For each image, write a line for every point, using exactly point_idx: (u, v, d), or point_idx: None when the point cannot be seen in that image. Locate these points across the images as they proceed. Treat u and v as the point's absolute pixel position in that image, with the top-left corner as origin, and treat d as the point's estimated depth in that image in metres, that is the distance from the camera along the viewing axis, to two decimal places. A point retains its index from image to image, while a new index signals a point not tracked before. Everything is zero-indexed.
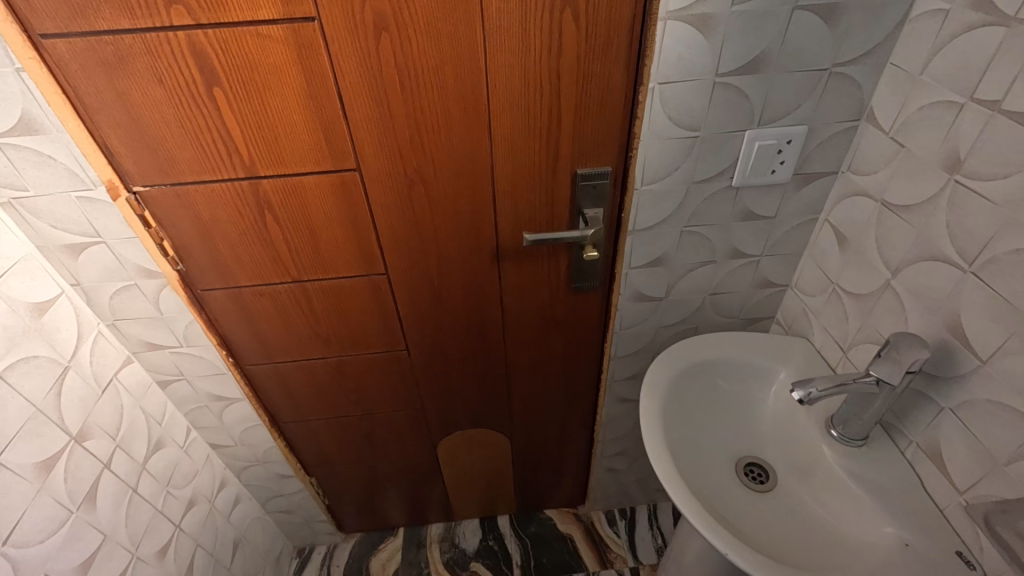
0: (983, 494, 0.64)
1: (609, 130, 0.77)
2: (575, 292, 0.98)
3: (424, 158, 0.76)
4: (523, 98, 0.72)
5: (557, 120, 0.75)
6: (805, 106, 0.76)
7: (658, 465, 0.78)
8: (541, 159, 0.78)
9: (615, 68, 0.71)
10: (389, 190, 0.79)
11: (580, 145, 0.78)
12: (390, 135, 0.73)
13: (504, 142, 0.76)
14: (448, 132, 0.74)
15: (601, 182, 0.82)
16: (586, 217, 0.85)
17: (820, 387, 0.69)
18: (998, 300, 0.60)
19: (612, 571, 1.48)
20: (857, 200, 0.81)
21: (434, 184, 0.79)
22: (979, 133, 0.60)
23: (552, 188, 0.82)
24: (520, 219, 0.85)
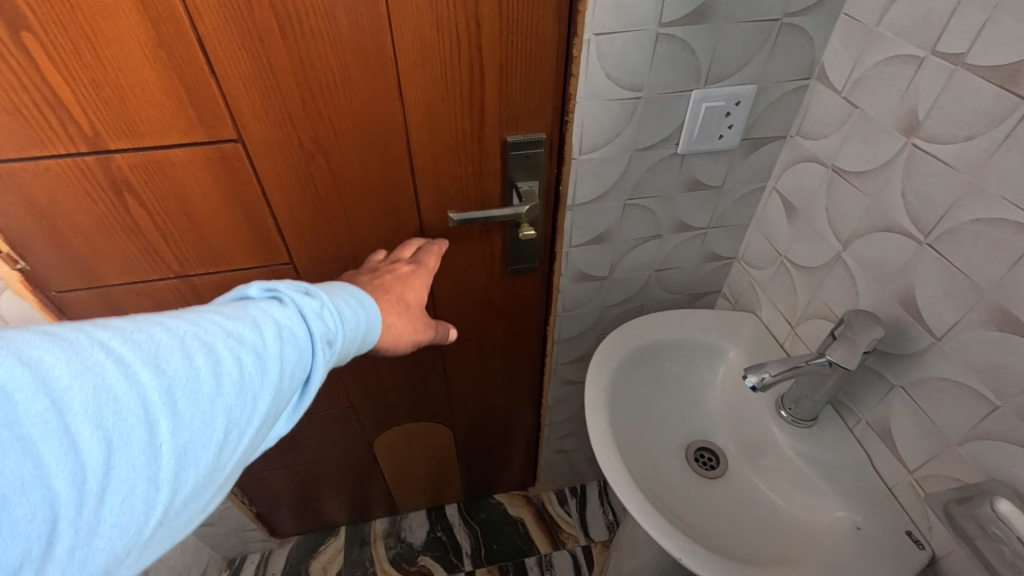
0: (933, 473, 0.62)
1: (542, 91, 0.67)
2: (512, 274, 0.89)
3: (324, 125, 0.63)
4: (437, 50, 0.60)
5: (479, 78, 0.63)
6: (754, 63, 0.69)
7: (605, 462, 0.72)
8: (464, 125, 0.67)
9: (545, 16, 0.60)
10: (283, 165, 0.66)
11: (509, 109, 0.67)
12: (276, 97, 0.60)
13: (418, 105, 0.64)
14: (350, 94, 0.61)
15: (535, 151, 0.72)
16: (519, 191, 0.75)
17: (773, 371, 0.65)
18: (955, 273, 0.56)
19: (564, 551, 1.46)
20: (807, 166, 0.75)
21: (338, 155, 0.66)
22: (940, 91, 0.55)
23: (479, 159, 0.71)
24: (445, 195, 0.74)
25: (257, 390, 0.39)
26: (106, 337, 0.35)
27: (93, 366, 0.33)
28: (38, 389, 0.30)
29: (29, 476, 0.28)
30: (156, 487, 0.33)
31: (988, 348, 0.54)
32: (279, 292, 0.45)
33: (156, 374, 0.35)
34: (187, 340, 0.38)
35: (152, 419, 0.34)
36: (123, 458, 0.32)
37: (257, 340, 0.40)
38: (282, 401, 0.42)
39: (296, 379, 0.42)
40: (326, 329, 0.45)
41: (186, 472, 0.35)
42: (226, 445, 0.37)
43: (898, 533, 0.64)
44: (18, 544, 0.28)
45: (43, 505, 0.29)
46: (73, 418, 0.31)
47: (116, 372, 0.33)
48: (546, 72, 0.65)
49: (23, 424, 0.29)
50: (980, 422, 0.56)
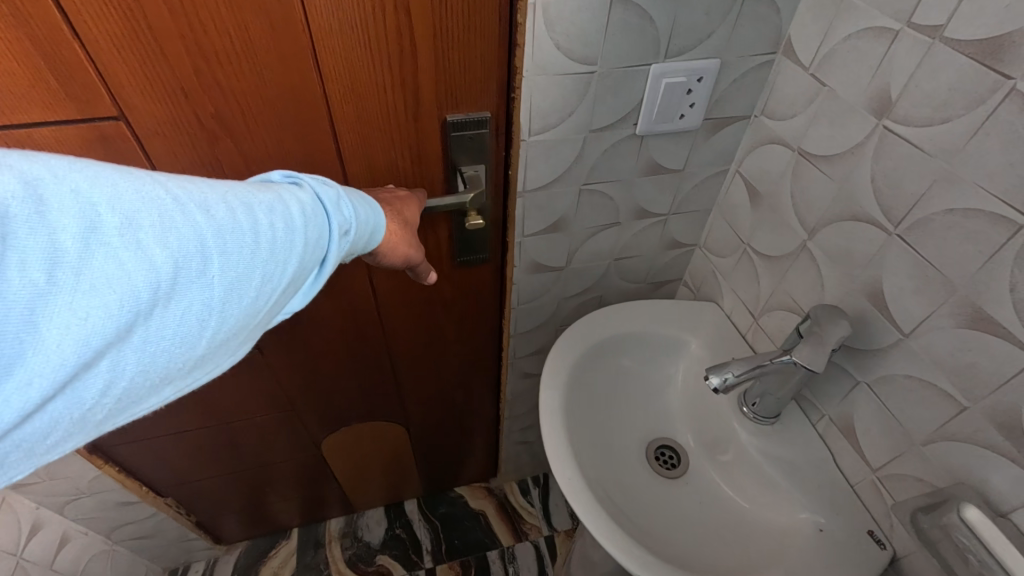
0: (897, 473, 0.60)
1: (485, 62, 0.59)
2: (461, 266, 0.82)
3: (226, 100, 0.54)
4: (357, 11, 0.51)
5: (410, 46, 0.55)
6: (717, 35, 0.62)
7: (560, 470, 0.67)
8: (396, 100, 0.59)
9: None
10: (182, 147, 0.56)
11: (447, 83, 0.59)
12: (160, 65, 0.50)
13: (338, 76, 0.55)
14: (254, 62, 0.52)
15: (479, 132, 0.64)
16: (463, 176, 0.67)
17: (737, 371, 0.61)
18: (926, 267, 0.53)
19: (527, 543, 1.43)
20: (772, 149, 0.70)
21: (248, 135, 0.57)
22: (915, 68, 0.50)
23: (417, 140, 0.63)
24: (379, 181, 0.66)
25: (289, 255, 0.38)
26: (161, 177, 0.34)
27: (154, 197, 0.32)
28: (110, 200, 0.30)
29: (113, 274, 0.29)
30: (209, 312, 0.34)
31: (958, 346, 0.51)
32: (301, 179, 0.44)
33: (209, 217, 0.34)
34: (231, 196, 0.37)
35: (206, 256, 0.33)
36: (184, 280, 0.32)
37: (288, 211, 0.39)
38: (305, 274, 0.41)
39: (318, 257, 0.42)
40: (342, 217, 0.44)
41: (231, 309, 0.35)
42: (261, 296, 0.37)
43: (860, 534, 0.62)
44: (105, 329, 0.29)
45: (124, 301, 0.29)
46: (143, 235, 0.31)
47: (175, 206, 0.33)
48: (486, 38, 0.57)
49: (101, 228, 0.29)
50: (947, 422, 0.53)
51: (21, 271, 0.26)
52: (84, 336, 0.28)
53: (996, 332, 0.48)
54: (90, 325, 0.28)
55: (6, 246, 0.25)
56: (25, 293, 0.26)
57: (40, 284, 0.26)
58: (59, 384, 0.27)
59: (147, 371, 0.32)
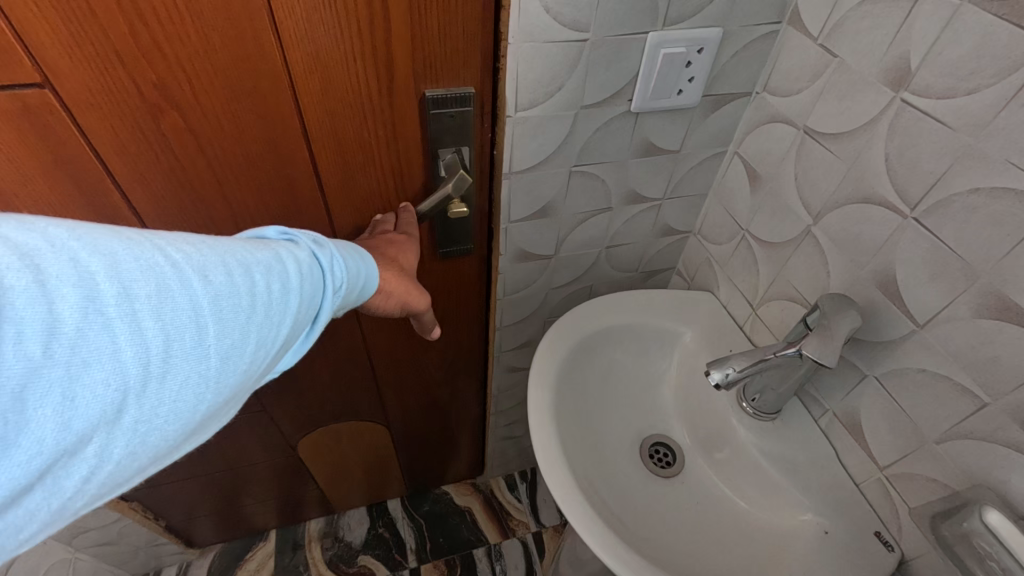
0: (906, 472, 0.56)
1: (467, 30, 0.53)
2: (444, 260, 0.76)
3: (167, 69, 0.47)
4: None
5: (382, 14, 0.49)
6: (720, 0, 0.57)
7: (550, 473, 0.62)
8: (368, 74, 0.53)
9: None
10: (122, 123, 0.50)
11: (425, 52, 0.53)
12: (87, 23, 0.43)
13: (300, 45, 0.49)
14: (200, 24, 0.46)
15: (462, 111, 0.59)
16: (444, 162, 0.62)
17: (739, 366, 0.57)
18: (946, 254, 0.49)
19: (514, 540, 1.40)
20: (774, 128, 0.66)
21: (198, 111, 0.51)
22: (939, 33, 0.45)
23: (393, 119, 0.57)
24: (350, 163, 0.60)
25: (286, 316, 0.36)
26: (160, 239, 0.31)
27: (155, 263, 0.29)
28: (108, 267, 0.27)
29: (103, 350, 0.26)
30: (206, 386, 0.31)
31: (979, 338, 0.47)
32: (298, 237, 0.41)
33: (210, 282, 0.31)
34: (233, 257, 0.34)
35: (204, 322, 0.31)
36: (179, 354, 0.29)
37: (287, 271, 0.37)
38: (299, 334, 0.38)
39: (312, 315, 0.39)
40: (337, 279, 0.41)
41: (226, 379, 0.32)
42: (260, 361, 0.34)
43: (866, 535, 0.59)
44: (88, 414, 0.26)
45: (113, 376, 0.27)
46: (141, 306, 0.28)
47: (174, 272, 0.30)
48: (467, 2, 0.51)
49: (99, 297, 0.26)
50: (964, 419, 0.50)
51: (16, 343, 0.23)
52: (68, 418, 0.25)
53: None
54: (76, 406, 0.25)
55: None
56: (13, 369, 0.23)
57: (34, 358, 0.24)
58: (32, 476, 0.24)
59: (134, 454, 0.29)
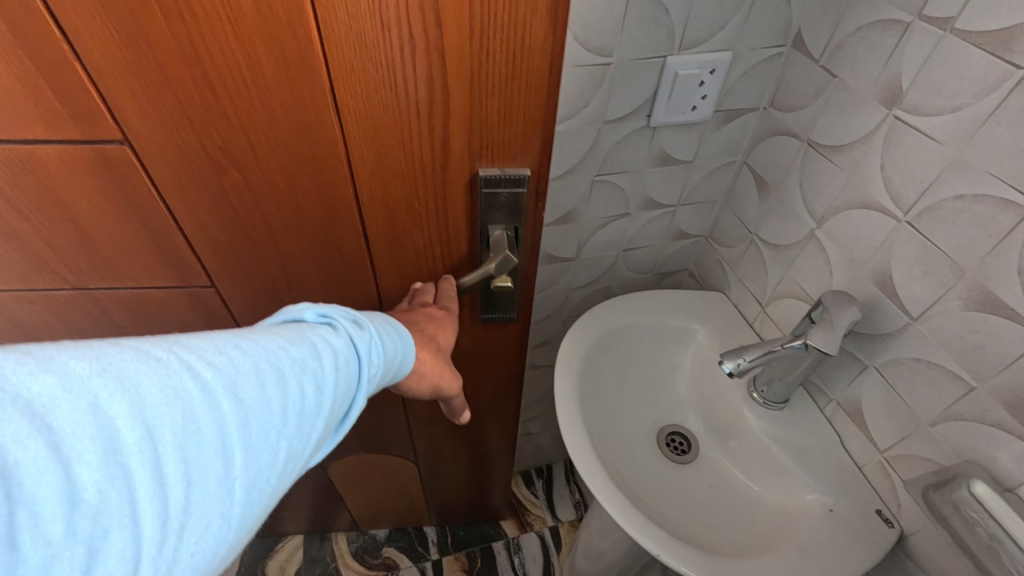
0: (905, 454, 0.62)
1: (525, 113, 0.53)
2: (486, 321, 0.77)
3: (233, 135, 0.48)
4: (388, 57, 0.45)
5: (444, 97, 0.49)
6: (730, 27, 0.64)
7: (576, 456, 0.69)
8: (425, 148, 0.53)
9: (528, 25, 0.46)
10: (190, 180, 0.51)
11: (481, 132, 0.53)
12: (162, 94, 0.44)
13: (363, 122, 0.49)
14: (266, 96, 0.46)
15: (515, 191, 0.59)
16: (490, 237, 0.62)
17: (750, 357, 0.62)
18: (936, 254, 0.54)
19: (532, 534, 1.45)
20: (781, 140, 0.72)
21: (260, 173, 0.52)
22: (927, 58, 0.51)
23: (444, 189, 0.57)
24: (401, 227, 0.60)
25: (315, 422, 0.35)
26: (188, 355, 0.30)
27: (181, 390, 0.29)
28: (133, 410, 0.26)
29: (120, 513, 0.25)
30: (228, 524, 0.29)
31: (965, 328, 0.53)
32: (335, 320, 0.41)
33: (238, 407, 0.31)
34: (264, 364, 0.33)
35: (230, 452, 0.30)
36: (201, 497, 0.28)
37: (320, 367, 0.36)
38: (327, 432, 0.38)
39: (341, 410, 0.39)
40: (370, 365, 0.41)
41: (250, 510, 0.31)
42: (286, 478, 0.34)
43: (868, 513, 0.64)
44: None
45: (130, 546, 0.25)
46: (164, 448, 0.27)
47: (203, 397, 0.29)
48: (531, 79, 0.50)
49: (122, 449, 0.25)
50: (954, 402, 0.55)
51: (33, 529, 0.22)
52: None
53: (1003, 314, 0.49)
54: None
55: (13, 504, 0.22)
56: (31, 562, 0.22)
57: (53, 541, 0.22)
58: None
59: None
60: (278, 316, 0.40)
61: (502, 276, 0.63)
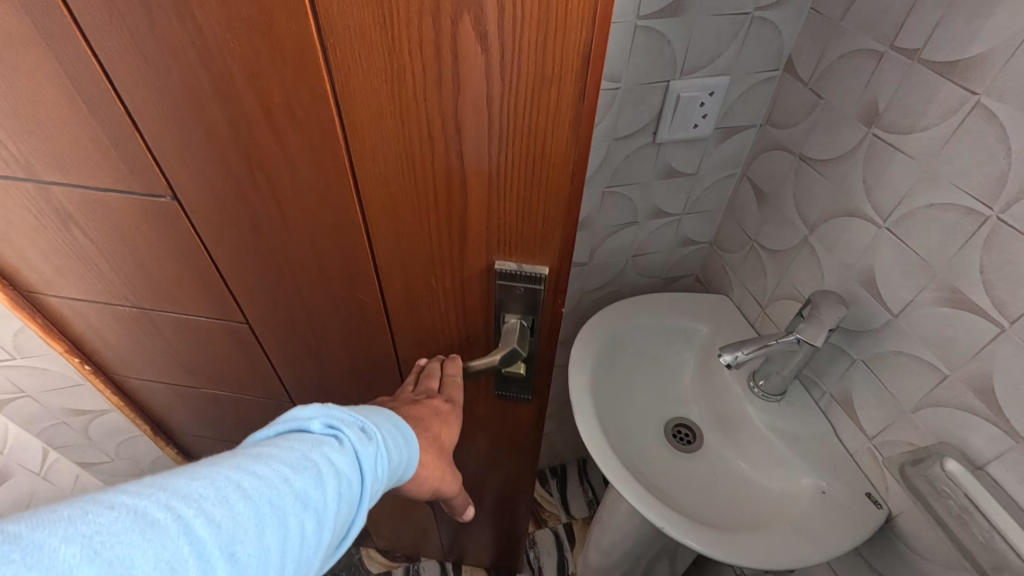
0: (891, 440, 0.67)
1: (545, 214, 0.47)
2: (499, 397, 0.72)
3: (261, 206, 0.48)
4: (407, 151, 0.42)
5: (462, 190, 0.45)
6: (726, 55, 0.71)
7: (589, 441, 0.75)
8: (442, 236, 0.49)
9: (554, 130, 0.40)
10: (228, 237, 0.52)
11: (498, 227, 0.48)
12: (199, 156, 0.44)
13: (383, 207, 0.47)
14: (290, 175, 0.45)
15: (530, 287, 0.53)
16: (504, 324, 0.58)
17: (747, 350, 0.69)
18: (912, 256, 0.60)
19: (546, 530, 1.51)
20: (776, 154, 0.78)
21: (288, 240, 0.51)
22: (899, 83, 0.58)
23: (462, 276, 0.53)
24: (418, 304, 0.57)
25: (313, 559, 0.34)
26: (186, 515, 0.29)
27: (177, 564, 0.27)
28: None
29: None
30: None
31: (939, 322, 0.59)
32: (342, 434, 0.39)
33: (233, 567, 0.29)
34: (263, 510, 0.32)
35: None
36: None
37: (323, 500, 0.35)
38: (326, 560, 0.36)
39: (342, 533, 0.37)
40: (375, 479, 0.40)
41: None
42: None
43: (859, 495, 0.70)
44: None
45: None
46: None
47: (198, 567, 0.28)
48: (561, 174, 0.44)
49: None
50: (931, 390, 0.61)
51: None
52: None
53: (970, 309, 0.56)
54: None
55: None
56: None
57: None
58: None
59: None
60: (281, 425, 0.38)
61: (511, 364, 0.59)
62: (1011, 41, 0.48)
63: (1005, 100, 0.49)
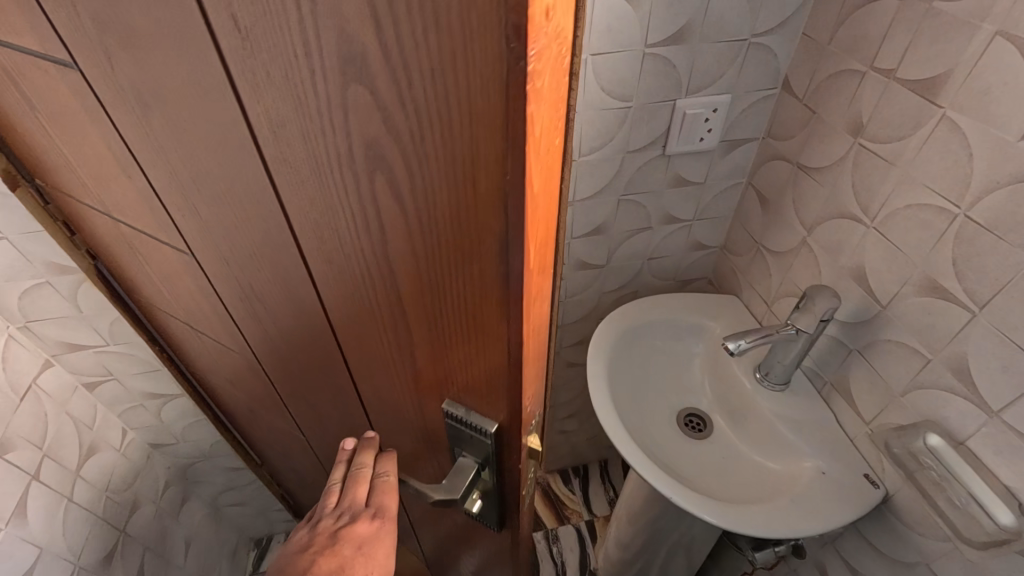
0: (884, 421, 0.73)
1: (486, 383, 0.39)
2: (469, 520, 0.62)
3: (250, 277, 0.49)
4: (347, 277, 0.38)
5: (403, 328, 0.39)
6: (728, 76, 0.80)
7: (605, 423, 0.83)
8: (393, 360, 0.44)
9: (482, 306, 0.33)
10: (233, 291, 0.54)
11: (443, 374, 0.41)
12: (203, 223, 0.46)
13: (339, 314, 0.43)
14: (264, 262, 0.44)
15: (481, 438, 0.44)
16: (460, 458, 0.48)
17: (749, 339, 0.76)
18: (895, 251, 0.67)
19: (569, 526, 1.57)
20: (777, 164, 0.86)
21: (274, 310, 0.52)
22: (879, 98, 0.66)
23: (420, 402, 0.47)
24: (387, 406, 0.53)
25: None
26: None
27: None
28: None
29: None
30: None
31: (921, 311, 0.65)
32: None
33: None
34: None
35: None
36: None
37: None
38: None
39: None
40: None
41: None
42: None
43: (858, 476, 0.76)
44: None
45: None
46: None
47: None
48: (498, 352, 0.35)
49: None
50: (916, 374, 0.67)
51: None
52: None
53: (946, 297, 0.62)
54: None
55: None
56: None
57: None
58: None
59: None
60: None
61: (466, 498, 0.50)
62: (968, 62, 0.55)
63: (967, 112, 0.56)
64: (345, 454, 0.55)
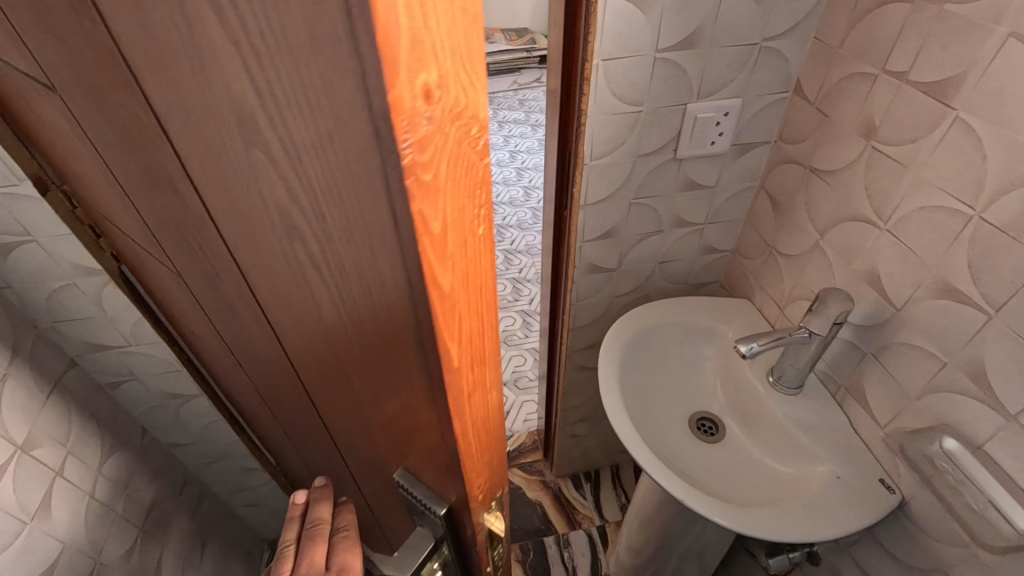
0: (899, 426, 0.72)
1: (427, 445, 0.38)
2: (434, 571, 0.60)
3: (217, 303, 0.49)
4: (297, 321, 0.37)
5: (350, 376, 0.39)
6: (738, 80, 0.80)
7: (616, 425, 0.83)
8: (348, 401, 0.43)
9: (411, 377, 0.32)
10: (208, 312, 0.54)
11: (391, 425, 0.40)
12: (168, 247, 0.46)
13: (295, 351, 0.43)
14: (226, 294, 0.44)
15: (431, 501, 0.43)
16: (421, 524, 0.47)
17: (761, 342, 0.76)
18: (909, 253, 0.67)
19: (580, 531, 1.56)
20: (789, 167, 0.86)
21: (242, 335, 0.51)
22: (891, 101, 0.66)
23: (377, 445, 0.47)
24: (351, 440, 0.52)
25: None
26: None
27: None
28: None
29: None
30: None
31: (936, 314, 0.65)
32: None
33: None
34: None
35: None
36: None
37: None
38: None
39: None
40: None
41: None
42: None
43: (872, 481, 0.75)
44: None
45: None
46: None
47: None
48: (430, 420, 0.34)
49: None
50: (932, 377, 0.67)
51: None
52: None
53: (961, 300, 0.62)
54: None
55: None
56: None
57: None
58: None
59: None
60: None
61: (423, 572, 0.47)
62: (981, 64, 0.55)
63: (980, 114, 0.56)
64: (297, 511, 0.53)
